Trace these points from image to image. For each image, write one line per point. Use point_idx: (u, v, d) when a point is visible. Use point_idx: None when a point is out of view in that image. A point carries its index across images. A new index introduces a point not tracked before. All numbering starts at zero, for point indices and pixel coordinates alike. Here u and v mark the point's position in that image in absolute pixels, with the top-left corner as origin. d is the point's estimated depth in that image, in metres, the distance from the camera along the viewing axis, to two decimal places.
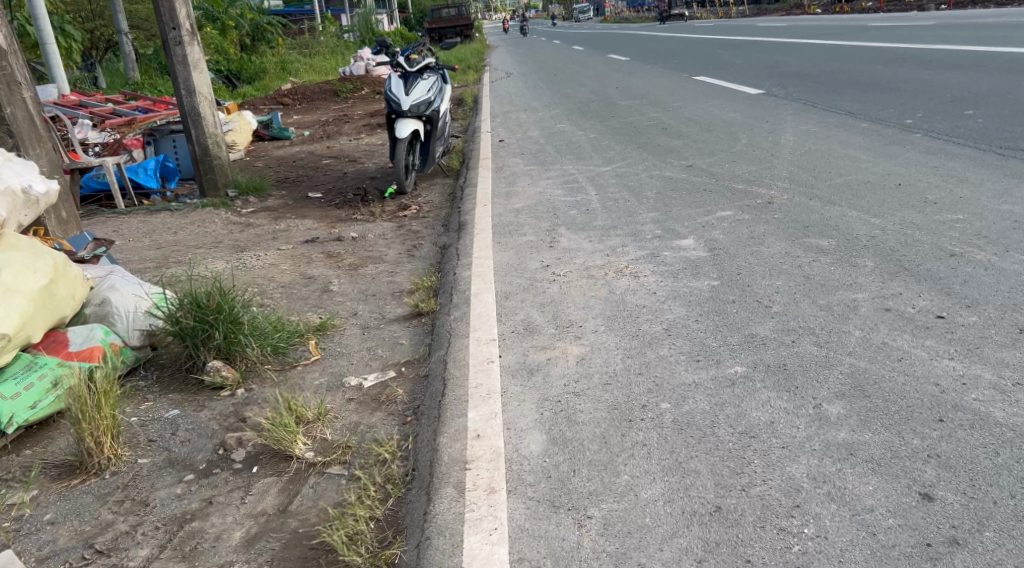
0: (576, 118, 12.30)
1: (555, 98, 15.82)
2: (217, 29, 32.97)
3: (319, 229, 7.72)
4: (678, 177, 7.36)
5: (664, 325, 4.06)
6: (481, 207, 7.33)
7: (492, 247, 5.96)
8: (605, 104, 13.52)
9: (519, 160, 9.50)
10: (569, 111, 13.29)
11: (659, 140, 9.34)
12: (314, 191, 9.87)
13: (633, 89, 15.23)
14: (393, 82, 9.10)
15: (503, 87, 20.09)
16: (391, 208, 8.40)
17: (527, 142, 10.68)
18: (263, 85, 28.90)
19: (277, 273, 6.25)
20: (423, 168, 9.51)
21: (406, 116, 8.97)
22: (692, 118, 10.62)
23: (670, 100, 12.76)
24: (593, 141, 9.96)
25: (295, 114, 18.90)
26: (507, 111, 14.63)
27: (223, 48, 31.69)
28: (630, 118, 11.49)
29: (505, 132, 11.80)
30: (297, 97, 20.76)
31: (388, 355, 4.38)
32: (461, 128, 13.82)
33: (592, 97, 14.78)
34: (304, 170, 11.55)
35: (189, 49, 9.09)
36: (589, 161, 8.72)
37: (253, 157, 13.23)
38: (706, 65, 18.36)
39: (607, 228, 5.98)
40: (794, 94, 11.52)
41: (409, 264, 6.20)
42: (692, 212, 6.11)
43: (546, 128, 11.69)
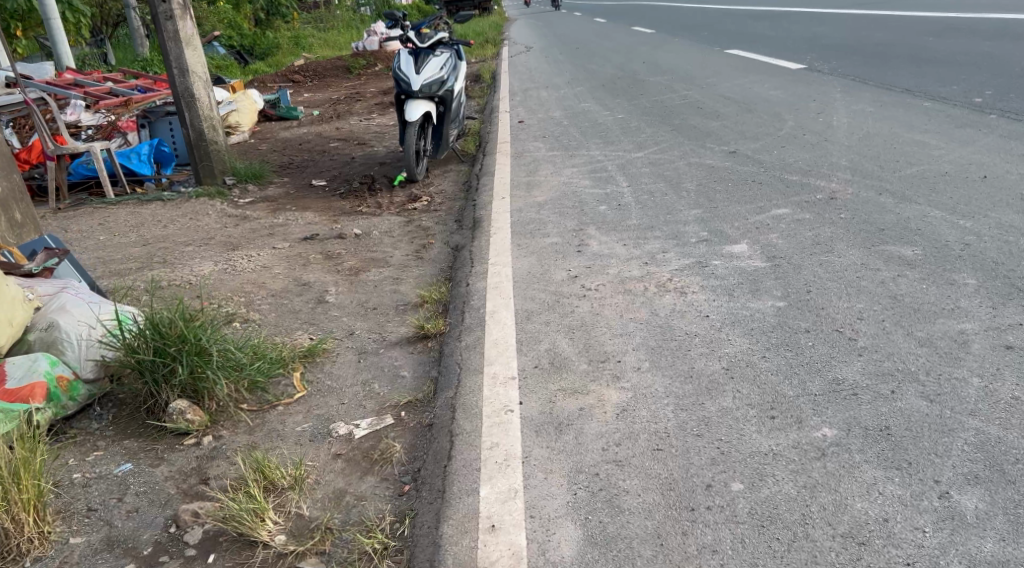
0: (601, 97, 11.48)
1: (579, 74, 15.00)
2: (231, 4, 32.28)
3: (321, 225, 7.00)
4: (720, 166, 6.57)
5: (724, 364, 3.30)
6: (500, 201, 6.58)
7: (512, 251, 5.21)
8: (632, 81, 12.68)
9: (540, 144, 8.72)
10: (594, 89, 12.48)
11: (695, 122, 8.54)
12: (319, 179, 9.14)
13: (660, 64, 14.37)
14: (403, 60, 8.33)
15: (522, 63, 19.23)
16: (400, 200, 7.68)
17: (549, 123, 9.89)
18: (278, 62, 28.21)
19: (268, 280, 5.52)
20: (436, 154, 8.76)
21: (417, 97, 8.19)
22: (729, 96, 9.79)
23: (702, 77, 11.91)
24: (622, 122, 9.17)
25: (305, 92, 18.15)
26: (527, 88, 13.81)
27: (237, 23, 31.01)
28: (660, 97, 10.67)
29: (525, 112, 11.02)
30: (309, 75, 20.07)
31: (386, 392, 3.64)
32: (478, 107, 13.03)
33: (617, 73, 13.94)
34: (310, 155, 10.83)
35: (181, 24, 8.35)
36: (619, 147, 7.94)
37: (258, 140, 12.53)
38: (737, 38, 17.43)
39: (644, 228, 5.22)
40: (837, 70, 10.66)
41: (417, 268, 5.48)
42: (741, 209, 5.33)
43: (568, 108, 10.89)
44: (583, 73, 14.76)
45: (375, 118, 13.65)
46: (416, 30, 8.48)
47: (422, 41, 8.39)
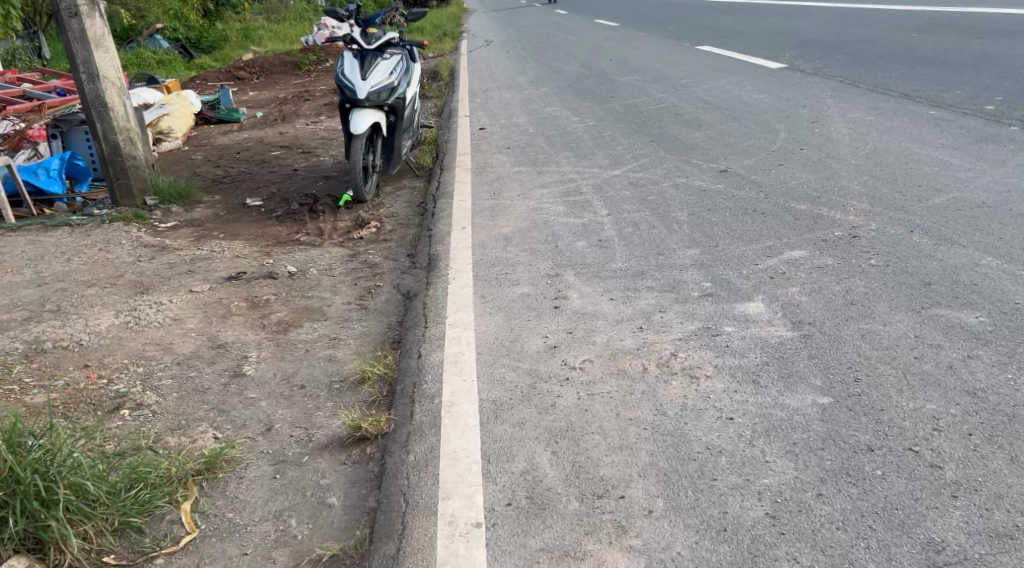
0: (569, 101, 10.58)
1: (542, 71, 14.11)
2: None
3: (251, 259, 6.05)
4: (710, 189, 5.74)
5: (768, 507, 2.51)
6: (459, 233, 5.67)
7: (474, 304, 4.30)
8: (600, 82, 11.81)
9: (504, 157, 7.83)
10: (559, 90, 11.60)
11: (675, 132, 7.69)
12: (255, 197, 8.15)
13: (629, 62, 13.52)
14: (346, 64, 7.35)
15: (482, 58, 18.25)
16: (346, 225, 6.75)
17: (513, 132, 8.99)
18: (224, 56, 26.95)
19: (177, 340, 4.58)
20: (388, 169, 7.78)
21: (363, 105, 7.25)
22: (709, 102, 8.97)
23: (678, 77, 11.08)
24: (594, 132, 8.31)
25: (249, 91, 17.00)
26: (488, 89, 12.88)
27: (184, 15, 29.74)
28: (633, 101, 9.82)
29: (486, 117, 10.11)
30: (255, 71, 18.99)
31: (305, 535, 2.73)
32: (435, 110, 12.07)
33: (584, 72, 13.07)
34: (248, 166, 9.80)
35: (88, 22, 7.36)
36: (592, 163, 7.09)
37: (192, 146, 11.46)
38: (707, 33, 16.65)
39: (634, 273, 4.36)
40: (824, 69, 9.89)
41: (359, 324, 4.54)
42: (746, 250, 4.46)
43: (533, 114, 9.99)
44: (548, 72, 13.86)
45: (323, 121, 12.62)
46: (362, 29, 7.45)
47: (367, 40, 7.36)
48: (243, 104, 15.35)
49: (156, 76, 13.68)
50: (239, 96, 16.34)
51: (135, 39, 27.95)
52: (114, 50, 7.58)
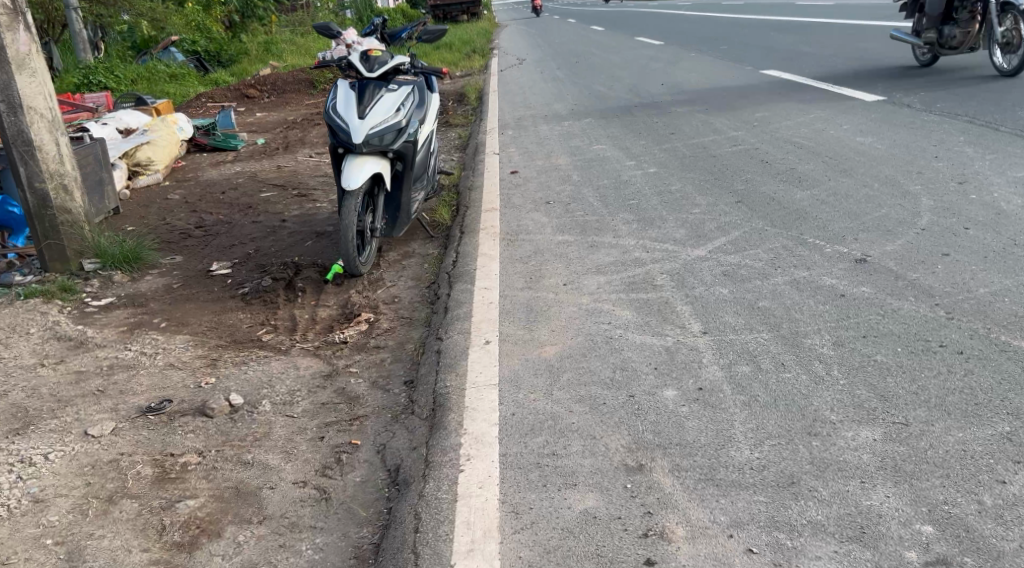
0: (619, 138, 8.79)
1: (585, 97, 12.37)
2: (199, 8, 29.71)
3: (188, 376, 4.31)
4: (849, 294, 3.92)
5: None
6: (481, 352, 3.89)
7: (501, 537, 2.52)
8: (654, 114, 10.03)
9: (544, 219, 6.06)
10: (605, 123, 9.85)
11: (769, 192, 5.89)
12: (224, 261, 6.42)
13: (685, 89, 11.74)
14: (340, 100, 5.67)
15: (513, 80, 16.53)
16: (328, 316, 4.99)
17: (552, 182, 7.22)
18: (243, 71, 25.55)
19: (19, 559, 2.84)
20: (393, 233, 6.03)
21: (361, 152, 5.54)
22: (799, 148, 7.15)
23: (752, 111, 9.25)
24: (657, 186, 6.51)
25: (257, 112, 15.41)
26: (522, 119, 11.13)
27: (205, 27, 28.46)
28: (699, 142, 8.03)
29: (521, 158, 8.36)
30: (266, 89, 17.47)
31: None
32: (460, 144, 10.35)
33: (633, 101, 11.29)
34: (230, 211, 8.10)
35: (10, 37, 5.70)
36: (663, 233, 5.30)
37: (174, 182, 9.81)
38: (767, 56, 14.85)
39: (776, 484, 2.55)
40: (938, 105, 8.04)
41: (311, 546, 2.76)
42: (969, 441, 2.64)
43: (575, 156, 8.21)
44: (589, 99, 12.10)
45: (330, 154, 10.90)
46: (361, 52, 5.72)
47: (369, 68, 5.63)
48: (245, 129, 13.69)
49: (144, 96, 12.04)
50: (242, 119, 14.69)
51: (149, 52, 26.54)
52: (44, 75, 5.91)
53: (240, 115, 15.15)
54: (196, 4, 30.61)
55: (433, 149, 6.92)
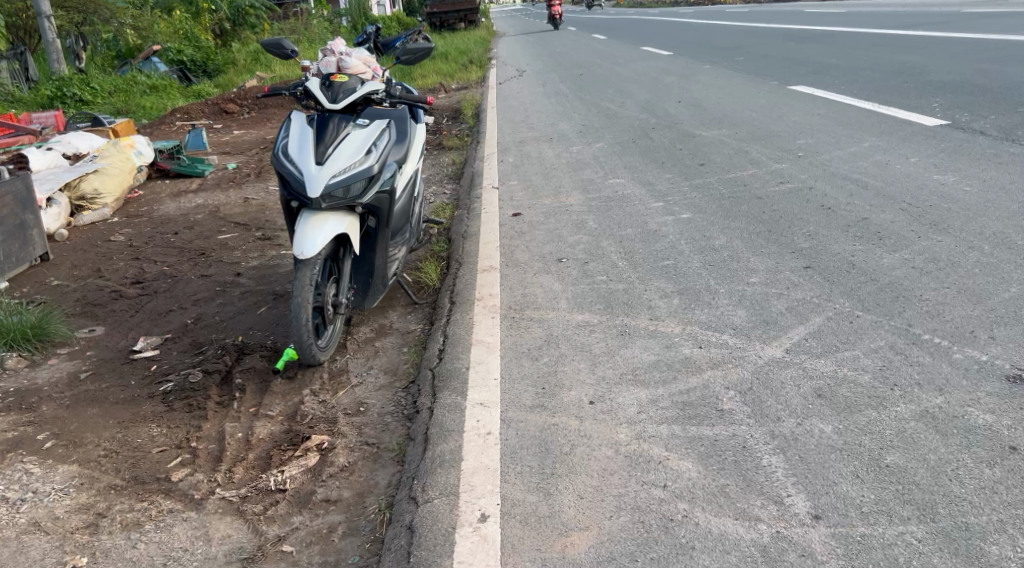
0: (638, 171, 7.55)
1: (593, 116, 11.16)
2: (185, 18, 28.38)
3: (54, 544, 2.99)
4: (1021, 445, 2.70)
5: None
6: (472, 536, 2.66)
7: None
8: (675, 139, 8.81)
9: (557, 286, 4.80)
10: (620, 151, 8.60)
11: (845, 253, 4.65)
12: (154, 335, 5.12)
13: (707, 108, 10.54)
14: (292, 142, 4.41)
15: (513, 95, 15.32)
16: (267, 436, 3.68)
17: (563, 230, 5.96)
18: (227, 84, 24.23)
19: None
20: (365, 303, 4.73)
21: (320, 208, 4.26)
22: (864, 188, 5.92)
23: (793, 138, 8.02)
24: (695, 241, 5.27)
25: (233, 130, 14.15)
26: (525, 142, 9.88)
27: (191, 37, 27.10)
28: (736, 178, 6.79)
29: (525, 197, 7.12)
30: (246, 105, 16.23)
31: None
32: (454, 173, 9.11)
33: (649, 122, 10.08)
34: (179, 258, 6.83)
35: None
36: (717, 315, 4.05)
37: (124, 219, 8.51)
38: (790, 69, 13.65)
39: None
40: (1019, 132, 6.85)
41: None
42: None
43: (588, 195, 6.96)
44: (598, 118, 10.86)
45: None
46: (326, 77, 4.64)
47: (332, 99, 4.50)
48: (217, 150, 12.41)
49: (99, 115, 10.73)
50: (217, 139, 13.41)
51: (129, 63, 25.16)
52: None
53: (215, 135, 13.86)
54: (184, 12, 29.26)
55: (419, 188, 5.64)
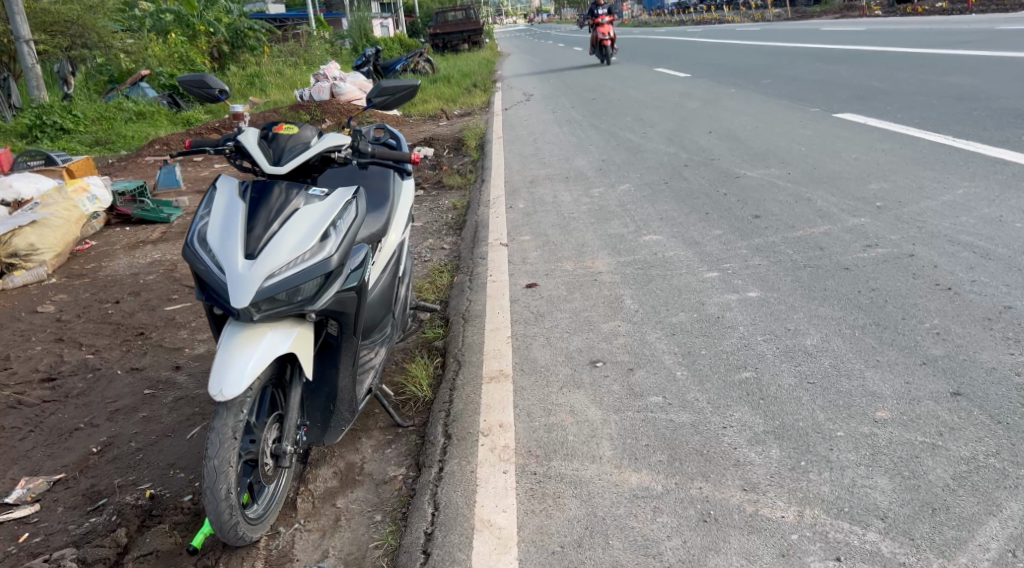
0: (679, 225, 6.22)
1: (614, 149, 9.86)
2: (179, 41, 27.18)
3: None
4: None
5: None
6: None
7: None
8: (716, 182, 7.49)
9: (594, 411, 3.43)
10: (652, 196, 7.28)
11: (1005, 368, 3.32)
12: (41, 475, 3.74)
13: (746, 141, 9.23)
14: (216, 222, 3.06)
15: (522, 123, 14.05)
16: None
17: (594, 313, 4.61)
18: (219, 111, 23.00)
19: None
20: (324, 440, 3.33)
21: (251, 322, 2.91)
22: (986, 257, 4.59)
23: (861, 183, 6.71)
24: (778, 338, 3.93)
25: (216, 164, 12.86)
26: (538, 183, 8.55)
27: (184, 59, 25.84)
28: (806, 238, 5.47)
29: (544, 260, 5.80)
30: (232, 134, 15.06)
31: None
32: (457, 221, 7.79)
33: (680, 158, 8.77)
34: (112, 340, 5.47)
35: None
36: (852, 488, 2.72)
37: (65, 280, 7.16)
38: (828, 94, 12.37)
39: None
40: None
41: None
42: None
43: (620, 258, 5.62)
44: (620, 153, 9.54)
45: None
46: (269, 126, 3.29)
47: (275, 162, 3.16)
48: (193, 189, 11.10)
49: (52, 153, 9.39)
50: (195, 176, 12.09)
51: (116, 89, 23.89)
52: None
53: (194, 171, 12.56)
54: (181, 34, 28.00)
55: (403, 260, 4.25)
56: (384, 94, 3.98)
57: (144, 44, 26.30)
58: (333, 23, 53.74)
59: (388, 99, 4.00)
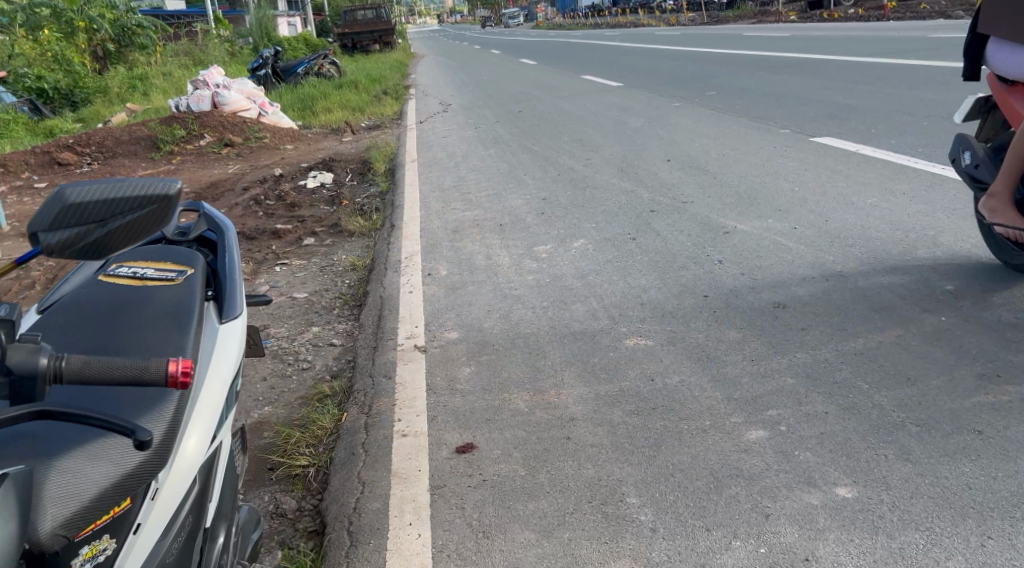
0: (673, 319, 4.30)
1: (554, 185, 8.02)
2: (58, 37, 23.95)
3: None
4: None
5: None
6: None
7: None
8: (700, 237, 5.65)
9: None
10: (620, 261, 5.37)
11: None
12: None
13: (719, 172, 7.48)
14: None
15: (439, 140, 12.08)
16: None
17: (578, 530, 2.68)
18: (94, 120, 20.26)
19: None
20: None
21: None
22: None
23: (906, 241, 4.92)
24: None
25: None
26: (463, 236, 6.61)
27: (58, 60, 22.71)
28: (872, 356, 3.59)
29: (482, 383, 3.85)
30: (92, 150, 13.18)
31: None
32: (355, 295, 5.82)
33: (643, 198, 6.92)
34: None
35: None
36: None
37: None
38: (792, 108, 10.76)
39: None
40: None
41: None
42: None
43: (598, 385, 3.69)
44: (562, 192, 7.65)
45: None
46: None
47: None
48: (23, 239, 8.77)
49: None
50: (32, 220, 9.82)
51: None
52: None
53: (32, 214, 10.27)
54: (55, 30, 24.39)
55: (221, 470, 2.21)
56: (62, 220, 1.97)
57: (12, 45, 23.00)
58: (234, 21, 50.44)
59: (72, 229, 1.97)
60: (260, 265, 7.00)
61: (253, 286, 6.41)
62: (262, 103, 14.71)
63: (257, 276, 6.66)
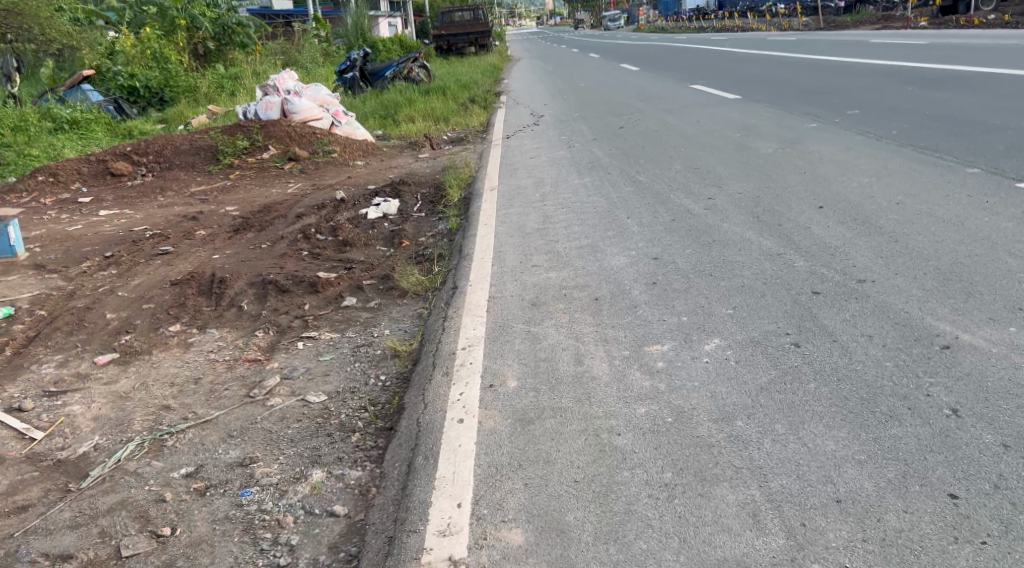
0: (909, 560, 2.61)
1: (668, 236, 6.18)
2: (158, 33, 23.15)
3: None
4: None
5: None
6: None
7: None
8: (904, 353, 3.72)
9: None
10: (786, 397, 3.47)
11: None
12: None
13: (899, 230, 5.51)
14: None
15: (527, 161, 10.35)
16: None
17: None
18: (177, 118, 19.13)
19: None
20: None
21: None
22: None
23: None
24: None
25: (104, 226, 9.30)
26: (545, 315, 4.84)
27: (151, 56, 21.80)
28: None
29: None
30: (149, 158, 11.80)
31: None
32: (387, 405, 4.11)
33: (797, 270, 5.01)
34: None
35: None
36: None
37: None
38: (969, 133, 8.60)
39: None
40: None
41: None
42: None
43: None
44: (680, 250, 5.80)
45: (83, 401, 4.55)
46: None
47: None
48: (34, 277, 7.38)
49: None
50: (55, 246, 8.48)
51: (55, 90, 19.87)
52: None
53: (60, 234, 8.95)
54: (158, 27, 23.79)
55: None
56: None
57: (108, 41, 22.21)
58: (334, 23, 49.87)
59: None
60: (281, 336, 5.35)
61: (261, 373, 4.76)
62: (335, 111, 13.24)
63: (272, 357, 5.00)
